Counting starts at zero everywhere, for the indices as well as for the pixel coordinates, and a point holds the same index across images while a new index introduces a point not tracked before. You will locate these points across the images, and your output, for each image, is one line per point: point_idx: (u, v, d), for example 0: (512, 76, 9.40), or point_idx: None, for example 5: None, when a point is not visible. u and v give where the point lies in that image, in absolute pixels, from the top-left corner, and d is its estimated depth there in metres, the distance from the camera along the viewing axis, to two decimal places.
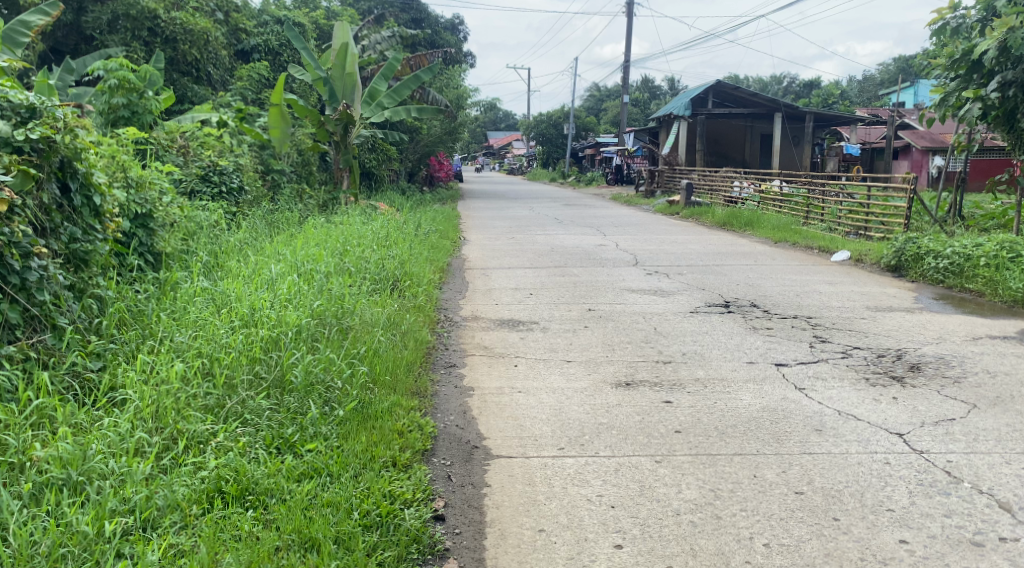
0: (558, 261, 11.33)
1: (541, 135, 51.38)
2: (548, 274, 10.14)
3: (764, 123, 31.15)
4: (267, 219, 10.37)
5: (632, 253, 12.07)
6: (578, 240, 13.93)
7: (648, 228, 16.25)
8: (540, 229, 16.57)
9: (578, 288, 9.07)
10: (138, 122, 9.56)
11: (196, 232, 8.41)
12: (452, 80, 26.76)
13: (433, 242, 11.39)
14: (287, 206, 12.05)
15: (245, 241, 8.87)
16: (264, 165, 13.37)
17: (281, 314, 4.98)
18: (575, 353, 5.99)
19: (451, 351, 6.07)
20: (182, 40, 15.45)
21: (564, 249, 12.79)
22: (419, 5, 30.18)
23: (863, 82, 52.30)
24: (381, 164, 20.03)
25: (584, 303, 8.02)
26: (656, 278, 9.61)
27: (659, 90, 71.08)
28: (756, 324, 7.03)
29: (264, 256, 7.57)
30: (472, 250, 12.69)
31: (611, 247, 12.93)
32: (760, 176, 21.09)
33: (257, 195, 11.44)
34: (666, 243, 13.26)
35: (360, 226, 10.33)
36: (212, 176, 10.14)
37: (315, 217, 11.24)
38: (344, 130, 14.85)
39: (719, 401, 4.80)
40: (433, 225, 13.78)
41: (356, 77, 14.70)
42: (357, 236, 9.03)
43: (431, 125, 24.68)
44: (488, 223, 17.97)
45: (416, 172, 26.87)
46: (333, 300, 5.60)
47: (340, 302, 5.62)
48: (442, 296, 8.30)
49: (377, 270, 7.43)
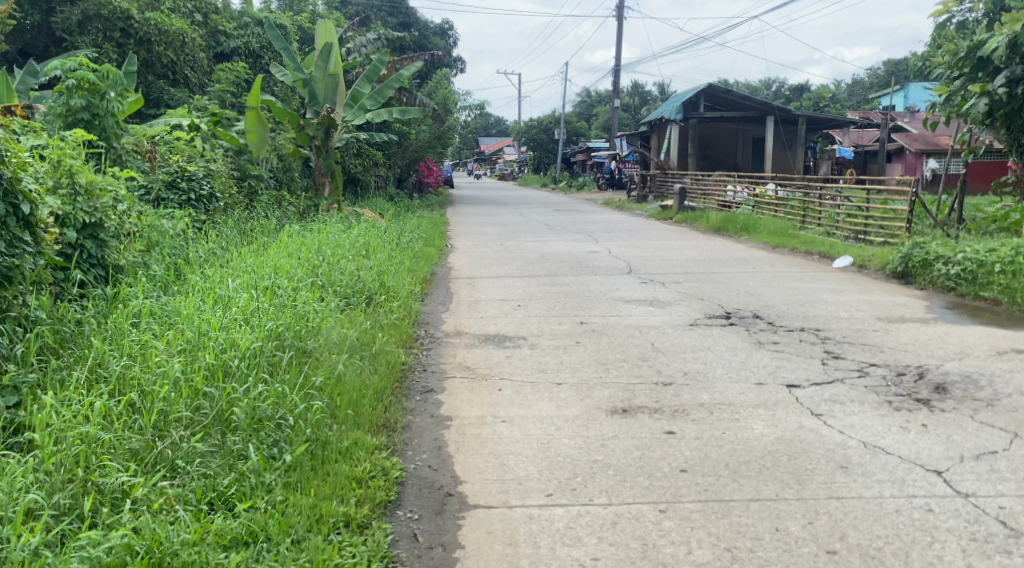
0: (548, 270, 10.76)
1: (532, 139, 50.91)
2: (537, 283, 9.59)
3: (757, 126, 30.69)
4: (239, 228, 9.81)
5: (626, 260, 11.54)
6: (569, 247, 13.38)
7: (641, 234, 15.72)
8: (529, 236, 16.04)
9: (569, 298, 8.50)
10: (98, 126, 9.01)
11: (158, 244, 7.82)
12: (440, 84, 26.19)
13: (418, 251, 10.83)
14: (263, 214, 11.48)
15: (213, 253, 8.29)
16: (240, 171, 12.73)
17: (232, 337, 4.42)
18: (565, 374, 5.42)
19: (429, 372, 5.50)
20: (156, 41, 14.83)
21: (555, 256, 12.25)
22: (407, 7, 29.63)
23: (853, 86, 52.22)
24: (367, 169, 19.40)
25: (576, 315, 7.46)
26: (651, 287, 9.07)
27: (648, 95, 70.75)
28: (762, 338, 6.48)
29: (228, 268, 7.01)
30: (458, 259, 12.15)
31: (603, 254, 12.38)
32: (754, 180, 20.62)
33: (231, 202, 10.85)
34: (663, 250, 12.69)
35: (338, 233, 9.75)
36: (179, 182, 9.58)
37: (292, 226, 10.63)
38: (326, 134, 14.26)
39: (729, 432, 4.23)
40: (418, 232, 13.21)
41: (339, 79, 14.11)
42: (332, 245, 8.47)
43: (419, 130, 24.13)
44: (476, 229, 17.43)
45: (404, 177, 26.30)
46: (295, 320, 5.04)
47: (304, 322, 5.06)
48: (423, 309, 7.74)
49: (350, 283, 6.86)
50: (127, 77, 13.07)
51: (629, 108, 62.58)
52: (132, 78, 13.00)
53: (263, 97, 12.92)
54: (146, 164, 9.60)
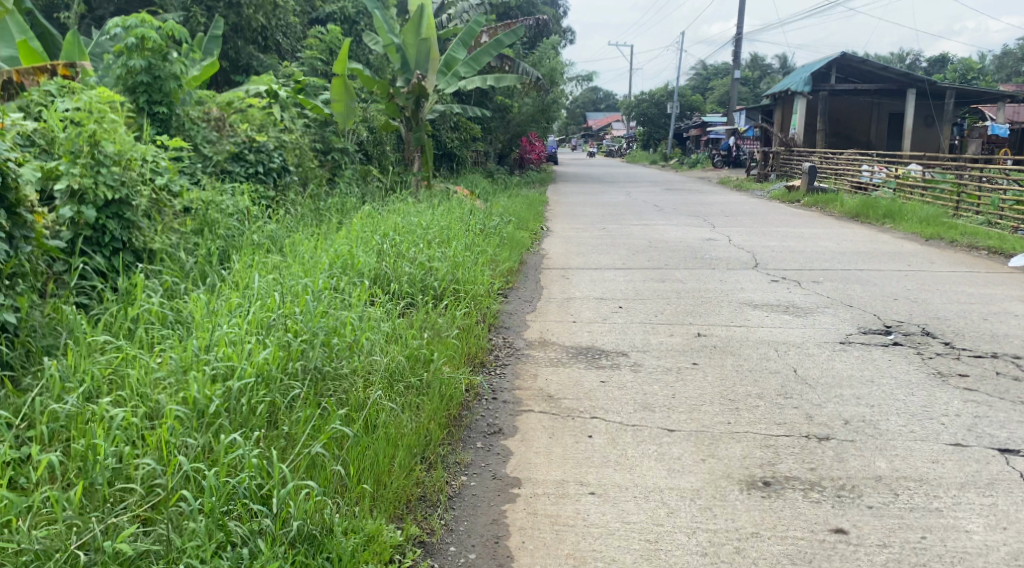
0: (657, 261, 9.37)
1: (643, 115, 48.97)
2: (644, 278, 8.25)
3: (894, 101, 28.24)
4: (311, 208, 8.78)
5: (749, 251, 10.02)
6: (683, 234, 11.91)
7: (765, 219, 14.04)
8: (637, 218, 14.62)
9: (682, 299, 7.10)
10: (158, 90, 7.95)
11: (211, 227, 6.82)
12: (546, 55, 24.80)
13: (511, 237, 9.61)
14: (345, 191, 10.54)
15: (274, 237, 7.27)
16: (323, 144, 11.62)
17: (231, 365, 3.35)
18: (680, 413, 4.11)
19: (499, 402, 4.26)
20: (247, 5, 13.76)
21: (665, 244, 10.83)
22: None
23: (1003, 57, 47.73)
24: (465, 143, 18.34)
25: (692, 325, 6.08)
26: (782, 289, 7.58)
27: (767, 69, 67.22)
28: (942, 367, 4.96)
29: (277, 260, 5.96)
30: (556, 244, 10.92)
31: (723, 243, 10.86)
32: (894, 158, 18.48)
33: (307, 178, 9.88)
34: (793, 241, 11.06)
35: (419, 216, 8.64)
36: (246, 154, 8.55)
37: (372, 206, 9.58)
38: (416, 104, 13.09)
39: (932, 538, 2.83)
40: (514, 216, 11.99)
41: (433, 43, 12.70)
42: (406, 229, 7.36)
43: (523, 103, 23.22)
44: (580, 210, 16.14)
45: (506, 152, 25.22)
46: (327, 334, 3.94)
47: (339, 336, 3.94)
48: (505, 308, 6.57)
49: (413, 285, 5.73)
50: (212, 41, 12.21)
51: (747, 83, 59.45)
52: (218, 43, 12.14)
53: (350, 64, 11.89)
54: (213, 134, 8.53)
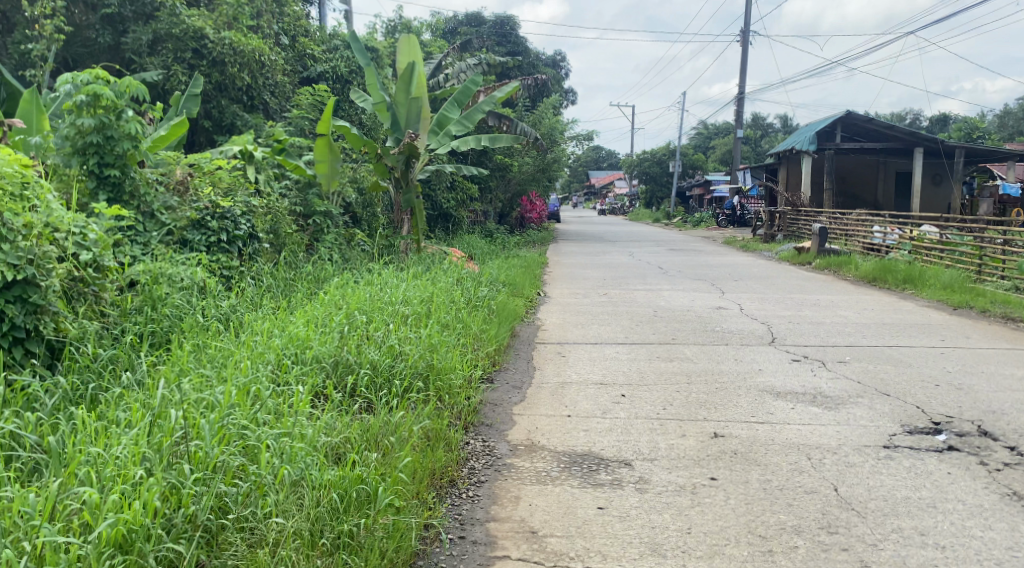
0: (662, 334, 8.52)
1: (644, 173, 48.64)
2: (648, 355, 7.38)
3: (901, 159, 27.99)
4: (281, 283, 7.75)
5: (764, 324, 9.16)
6: (690, 301, 11.05)
7: (776, 284, 13.22)
8: (640, 282, 13.80)
9: (694, 385, 6.19)
10: (112, 152, 7.08)
11: (154, 307, 5.95)
12: (545, 113, 24.30)
13: (504, 307, 8.64)
14: (324, 257, 9.73)
15: (229, 316, 6.41)
16: (305, 207, 10.78)
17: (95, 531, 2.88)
18: (698, 561, 3.38)
19: (461, 540, 3.54)
20: (230, 62, 12.81)
21: (672, 313, 9.99)
22: (517, 36, 28.34)
23: (1005, 116, 47.52)
24: (460, 204, 17.61)
25: (706, 422, 5.17)
26: (806, 372, 6.70)
27: (769, 128, 67.25)
28: (1015, 485, 4.07)
29: (220, 349, 5.10)
30: (552, 313, 10.08)
31: (734, 313, 10.03)
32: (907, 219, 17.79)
33: (282, 244, 9.04)
34: (811, 311, 10.22)
35: (399, 286, 7.84)
36: (209, 221, 7.58)
37: (352, 276, 8.69)
38: (406, 164, 12.04)
39: None
40: (510, 282, 11.13)
41: (425, 102, 11.95)
42: (379, 306, 6.48)
43: (523, 162, 22.68)
44: (579, 273, 15.36)
45: (506, 212, 24.55)
46: (237, 472, 3.34)
47: (249, 474, 3.35)
48: (488, 399, 5.64)
49: (374, 381, 4.87)
50: (190, 100, 11.56)
51: (749, 142, 59.30)
52: (196, 101, 11.47)
53: (335, 122, 11.07)
54: (174, 199, 7.62)
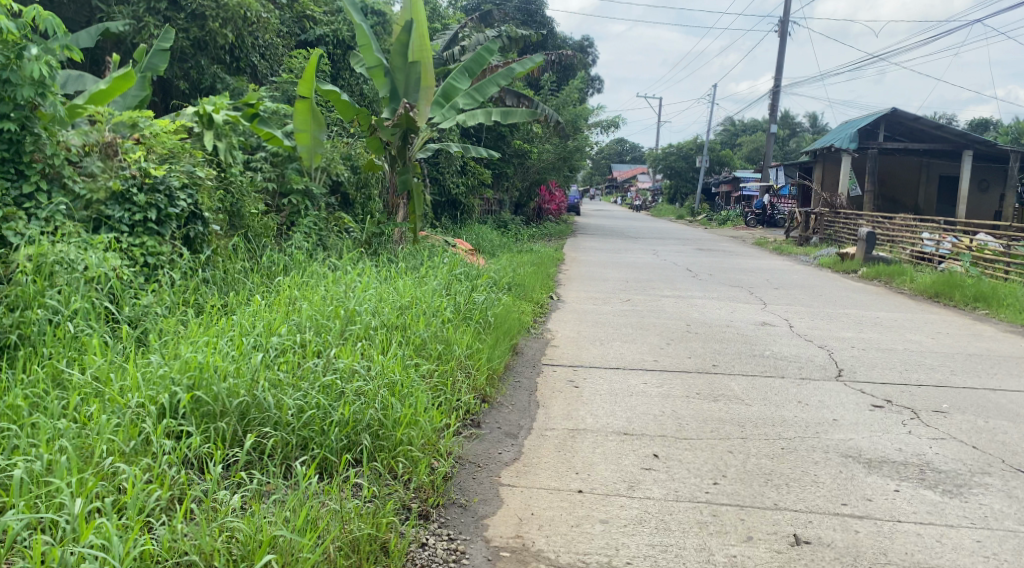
0: (700, 358, 6.90)
1: (669, 168, 46.99)
2: (685, 391, 5.75)
3: (945, 162, 26.18)
4: (222, 279, 6.22)
5: (822, 350, 7.51)
6: (729, 315, 9.41)
7: (823, 296, 11.57)
8: (668, 287, 12.17)
9: (752, 443, 4.57)
10: (8, 99, 5.50)
11: (18, 308, 4.47)
12: (570, 97, 22.59)
13: (509, 318, 6.93)
14: (295, 243, 8.10)
15: (134, 321, 4.96)
16: (280, 184, 9.14)
17: None
18: None
19: None
20: (211, 16, 11.21)
21: (709, 330, 8.36)
22: (542, 15, 26.71)
23: None
24: (471, 191, 15.98)
25: (778, 514, 3.57)
26: (893, 425, 5.08)
27: (799, 127, 65.20)
28: None
29: (74, 379, 3.65)
30: (565, 322, 8.50)
31: (782, 333, 8.41)
32: (962, 227, 16.05)
33: (241, 228, 7.54)
34: (874, 333, 8.55)
35: (378, 286, 6.29)
36: (135, 193, 5.97)
37: (323, 269, 7.10)
38: (404, 139, 10.24)
39: None
40: (510, 280, 9.51)
41: (428, 69, 10.24)
42: (331, 317, 4.92)
43: (543, 149, 21.13)
44: (598, 273, 13.75)
45: (522, 201, 22.94)
46: None
47: None
48: (464, 457, 4.05)
49: (278, 452, 3.42)
50: (157, 55, 9.77)
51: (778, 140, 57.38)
52: (165, 57, 9.77)
53: (319, 86, 9.46)
54: (97, 164, 6.09)
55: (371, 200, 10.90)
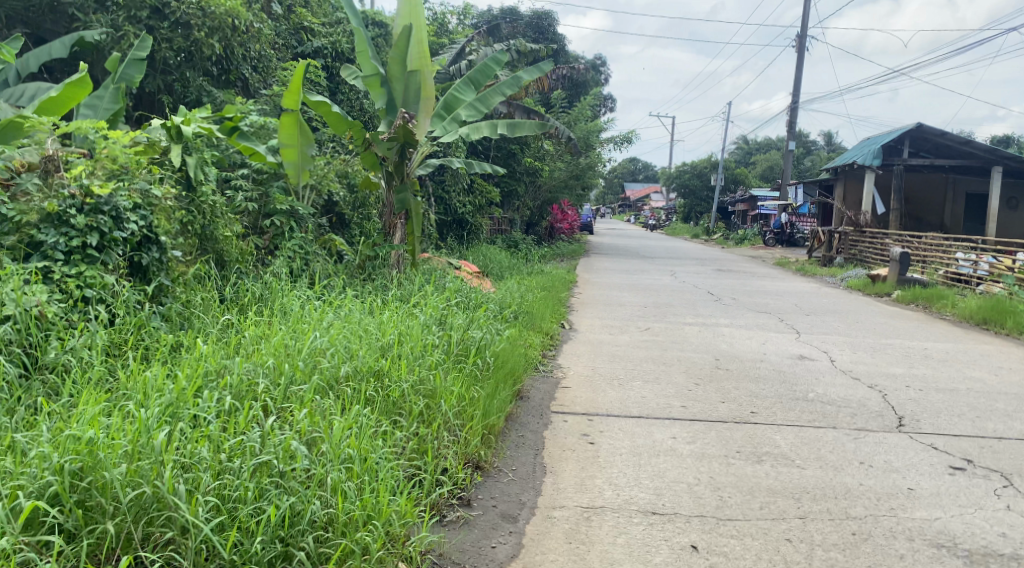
0: (737, 403, 5.96)
1: (683, 186, 46.10)
2: (723, 447, 4.83)
3: (972, 179, 25.21)
4: (173, 315, 5.39)
5: (875, 392, 6.57)
6: (761, 347, 8.46)
7: (860, 324, 10.63)
8: (691, 312, 11.23)
9: (816, 527, 3.68)
10: None
11: None
12: (582, 113, 21.73)
13: (513, 357, 5.98)
14: (277, 268, 7.28)
15: (52, 368, 4.25)
16: (263, 204, 8.15)
17: None
18: None
19: None
20: (197, 25, 10.23)
21: (742, 366, 7.41)
22: (551, 30, 25.89)
23: None
24: (478, 211, 15.11)
25: None
26: (984, 493, 4.17)
27: (813, 145, 64.39)
28: None
29: None
30: (579, 356, 7.57)
31: (825, 369, 7.47)
32: (1002, 247, 15.10)
33: (208, 252, 6.70)
34: (928, 370, 7.61)
35: (360, 320, 5.45)
36: (73, 214, 5.06)
37: (302, 299, 6.24)
38: (402, 154, 9.15)
39: None
40: (514, 305, 8.65)
41: (429, 78, 9.18)
42: (287, 370, 4.11)
43: (555, 167, 20.43)
44: (614, 297, 12.83)
45: (533, 220, 22.05)
46: None
47: None
48: (442, 550, 3.43)
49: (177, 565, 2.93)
50: (132, 65, 8.83)
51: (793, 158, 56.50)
52: (141, 67, 8.88)
53: (308, 96, 8.51)
54: (33, 181, 5.24)
55: (367, 222, 10.02)
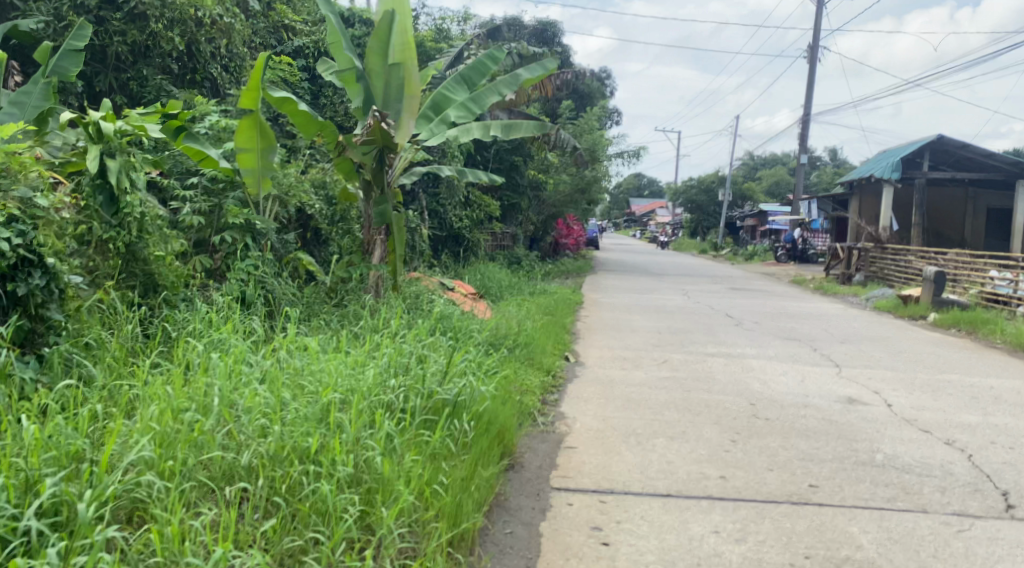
0: (789, 471, 4.68)
1: (689, 202, 44.80)
2: (785, 546, 3.58)
3: (994, 192, 23.96)
4: (56, 364, 4.15)
5: (955, 451, 5.31)
6: (803, 387, 7.17)
7: (905, 356, 9.36)
8: (713, 340, 9.94)
9: None
10: None
11: None
12: (588, 123, 20.47)
13: (504, 414, 4.67)
14: (226, 292, 6.07)
15: None
16: (213, 217, 6.83)
17: None
18: None
19: None
20: (154, 16, 8.88)
21: (785, 413, 6.11)
22: (555, 35, 24.65)
23: None
24: (475, 226, 13.84)
25: None
26: None
27: (819, 161, 63.24)
28: None
29: None
30: (589, 399, 6.27)
31: (885, 417, 6.20)
32: None
33: (134, 277, 5.50)
34: (1009, 419, 6.34)
35: (300, 368, 4.31)
36: None
37: (243, 337, 5.01)
38: (380, 159, 7.80)
39: None
40: (508, 334, 7.38)
41: (415, 74, 7.93)
42: (145, 466, 3.06)
43: (559, 179, 19.25)
44: (625, 321, 11.55)
45: (536, 235, 20.76)
46: None
47: None
48: None
49: None
50: (67, 57, 7.57)
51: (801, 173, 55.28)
52: (78, 59, 7.62)
53: (270, 91, 7.19)
54: None
55: (346, 237, 8.74)
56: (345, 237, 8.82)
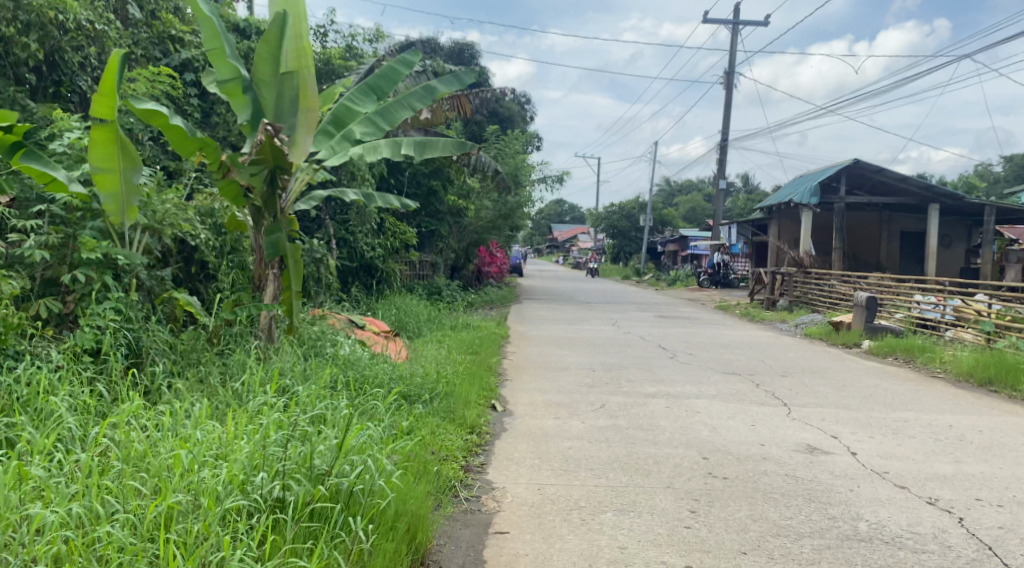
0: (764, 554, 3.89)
1: (611, 227, 44.56)
2: None
3: (905, 216, 24.14)
4: None
5: (941, 513, 4.60)
6: (755, 434, 6.41)
7: (851, 390, 8.74)
8: (649, 377, 9.17)
9: None
10: None
11: None
12: (510, 147, 19.71)
13: (410, 494, 3.86)
14: (77, 344, 5.08)
15: None
16: (62, 251, 5.68)
17: None
18: None
19: None
20: (6, 19, 7.68)
21: (743, 470, 5.32)
22: (473, 58, 23.92)
23: None
24: (390, 255, 12.85)
25: None
26: None
27: (735, 186, 64.23)
28: None
29: None
30: (519, 459, 5.35)
31: (852, 469, 5.47)
32: (964, 290, 13.56)
33: None
34: (985, 468, 5.68)
35: (147, 446, 3.64)
36: None
37: (83, 408, 4.14)
38: (272, 181, 6.75)
39: None
40: (424, 381, 6.44)
41: (312, 84, 6.95)
42: None
43: (480, 205, 18.40)
44: (552, 356, 10.70)
45: (458, 264, 19.81)
46: None
47: None
48: None
49: None
50: None
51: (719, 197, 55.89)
52: None
53: (135, 102, 6.21)
54: None
55: (236, 272, 7.69)
56: (236, 272, 7.77)
